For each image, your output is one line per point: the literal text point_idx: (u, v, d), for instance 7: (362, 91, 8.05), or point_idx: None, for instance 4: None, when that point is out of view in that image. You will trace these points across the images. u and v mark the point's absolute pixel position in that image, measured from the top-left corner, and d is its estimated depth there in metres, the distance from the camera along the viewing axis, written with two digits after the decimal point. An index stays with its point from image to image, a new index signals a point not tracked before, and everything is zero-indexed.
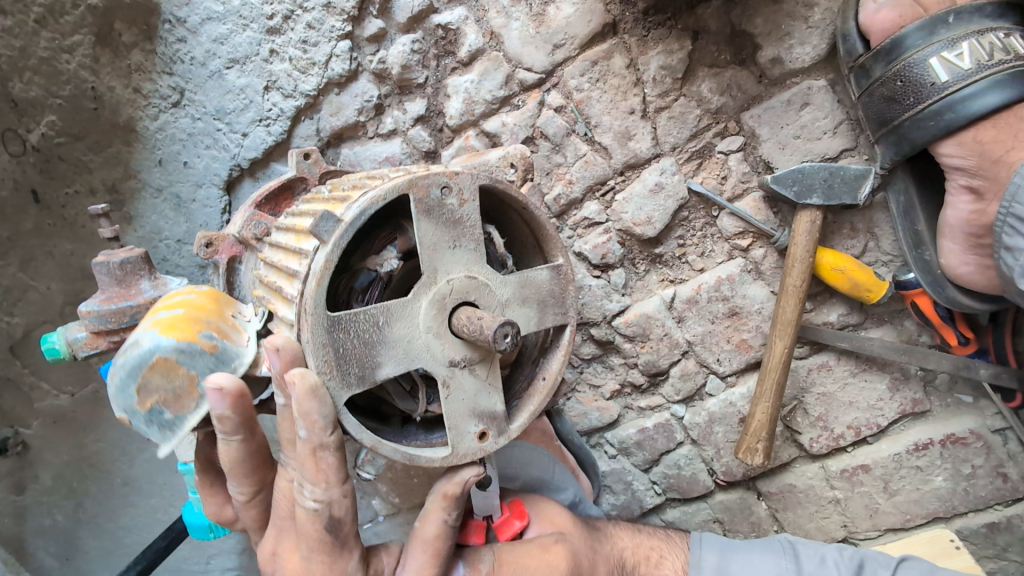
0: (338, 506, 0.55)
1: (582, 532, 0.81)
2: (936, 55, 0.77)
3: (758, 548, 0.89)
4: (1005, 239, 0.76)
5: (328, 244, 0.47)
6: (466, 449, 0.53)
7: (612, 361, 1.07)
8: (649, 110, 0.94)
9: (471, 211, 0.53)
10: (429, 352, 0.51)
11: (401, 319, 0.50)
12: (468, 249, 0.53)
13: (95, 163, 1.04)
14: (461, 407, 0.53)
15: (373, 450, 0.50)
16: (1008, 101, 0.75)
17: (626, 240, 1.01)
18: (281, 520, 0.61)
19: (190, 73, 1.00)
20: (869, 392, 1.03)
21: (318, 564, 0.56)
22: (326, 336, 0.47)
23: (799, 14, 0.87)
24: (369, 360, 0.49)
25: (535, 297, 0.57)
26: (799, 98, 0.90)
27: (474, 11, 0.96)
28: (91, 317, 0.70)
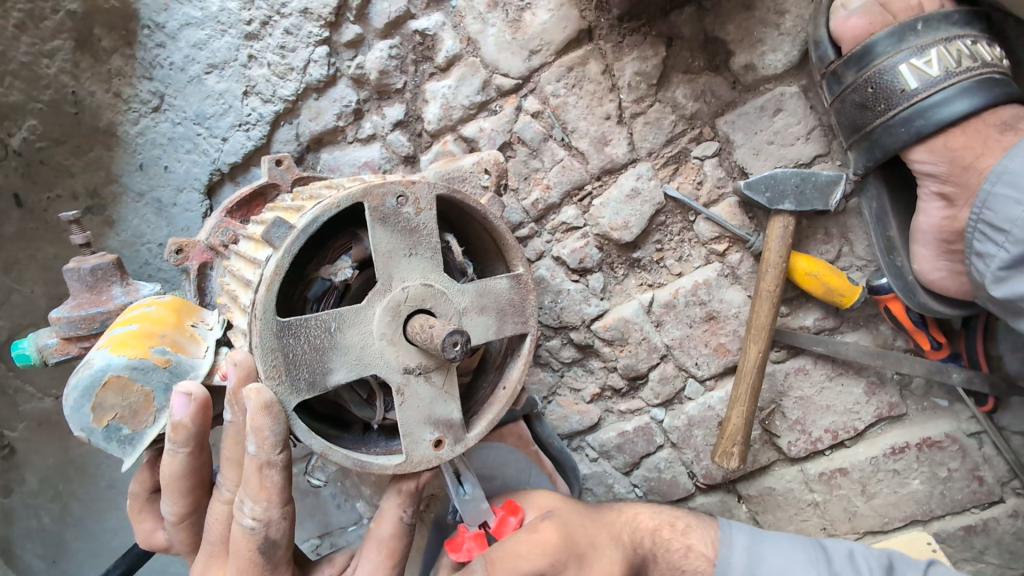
0: (275, 527, 0.55)
1: (576, 507, 0.80)
2: (906, 62, 0.78)
3: (787, 536, 0.89)
4: (977, 245, 0.76)
5: (281, 250, 0.48)
6: (421, 456, 0.54)
7: (592, 364, 1.08)
8: (625, 115, 0.95)
9: (428, 220, 0.53)
10: (383, 359, 0.51)
11: (354, 325, 0.50)
12: (425, 257, 0.53)
13: (77, 167, 1.05)
14: (416, 414, 0.53)
15: (324, 455, 0.50)
16: (976, 108, 0.76)
17: (604, 245, 1.01)
18: (211, 545, 0.59)
19: (169, 78, 1.00)
20: (845, 396, 1.04)
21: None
22: (275, 340, 0.47)
23: (771, 21, 0.87)
24: (320, 366, 0.49)
25: (494, 305, 0.57)
26: (772, 104, 0.91)
27: (451, 17, 0.97)
28: (61, 324, 0.70)
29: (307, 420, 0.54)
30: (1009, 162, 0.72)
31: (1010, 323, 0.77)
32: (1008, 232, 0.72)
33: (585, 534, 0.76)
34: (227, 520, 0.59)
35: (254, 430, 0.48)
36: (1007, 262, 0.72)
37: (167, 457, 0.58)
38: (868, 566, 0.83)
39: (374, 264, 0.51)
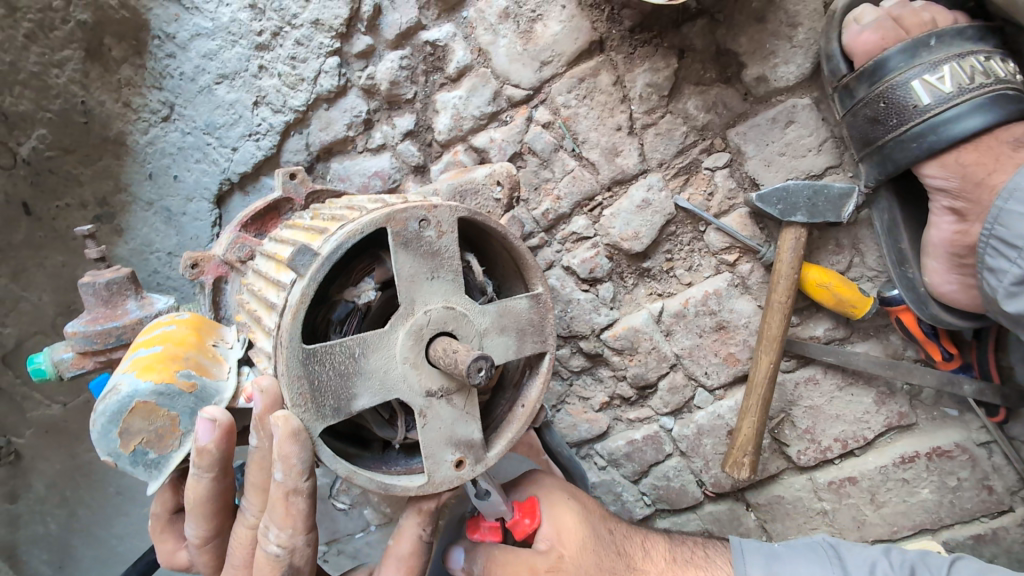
0: (300, 553, 0.56)
1: (589, 558, 0.73)
2: (918, 78, 0.78)
3: (807, 560, 0.81)
4: (989, 260, 0.76)
5: (305, 277, 0.47)
6: (443, 477, 0.54)
7: (601, 373, 1.09)
8: (636, 126, 0.95)
9: (449, 243, 0.53)
10: (406, 382, 0.51)
11: (377, 350, 0.50)
12: (447, 279, 0.53)
13: (86, 176, 1.05)
14: (438, 435, 0.53)
15: (348, 479, 0.50)
16: (988, 124, 0.76)
17: (614, 254, 1.02)
18: (235, 569, 0.59)
19: (179, 88, 1.01)
20: (855, 406, 1.04)
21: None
22: (301, 368, 0.47)
23: (784, 33, 0.87)
24: (344, 392, 0.49)
25: (514, 325, 0.57)
26: (784, 116, 0.90)
27: (462, 28, 0.97)
28: (77, 338, 0.70)
29: (329, 441, 0.54)
30: (1020, 179, 0.72)
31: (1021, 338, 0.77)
32: (1021, 248, 0.72)
33: None
34: (252, 545, 0.59)
35: (281, 457, 0.48)
36: (1020, 277, 0.72)
37: (192, 481, 0.58)
38: None
39: (398, 287, 0.51)
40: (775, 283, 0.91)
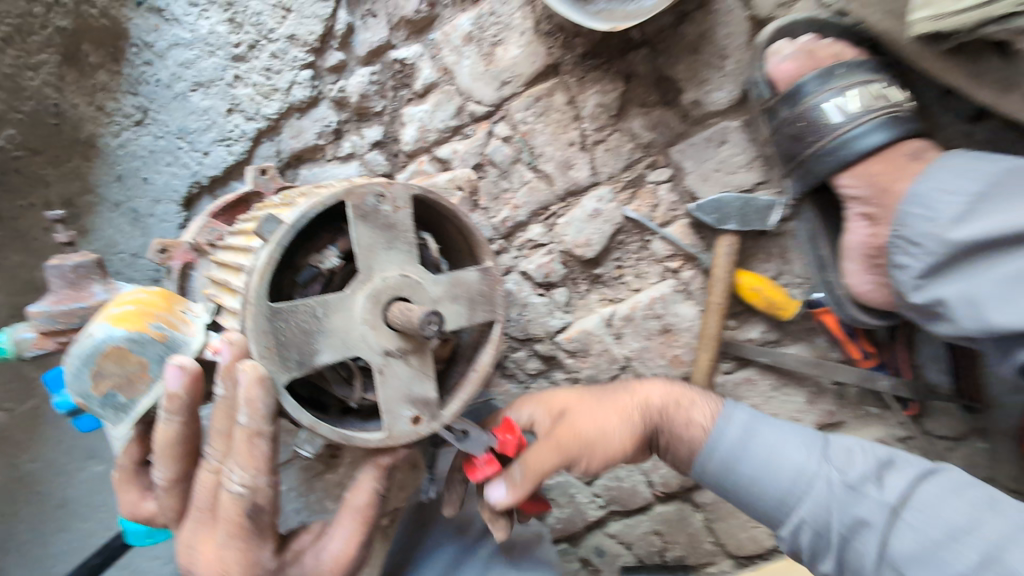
0: (261, 493, 0.61)
1: (590, 400, 0.86)
2: (828, 101, 0.86)
3: (792, 429, 0.83)
4: (896, 257, 0.81)
5: (271, 243, 0.51)
6: (400, 432, 0.57)
7: (556, 376, 1.16)
8: (588, 142, 1.04)
9: (405, 218, 0.57)
10: (365, 341, 0.56)
11: (338, 311, 0.55)
12: (402, 250, 0.57)
13: (53, 177, 1.06)
14: (395, 393, 0.56)
15: (312, 429, 0.54)
16: (890, 139, 0.84)
17: (568, 261, 1.10)
18: (199, 511, 0.63)
19: (155, 94, 1.06)
20: (789, 405, 1.12)
21: (233, 550, 0.62)
22: (267, 324, 0.51)
23: (715, 63, 0.96)
24: (307, 347, 0.53)
25: (465, 296, 0.60)
26: (717, 136, 1.00)
27: (429, 48, 1.04)
28: (40, 318, 0.72)
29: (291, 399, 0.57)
30: (920, 186, 0.78)
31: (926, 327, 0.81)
32: (920, 245, 0.77)
33: (597, 424, 0.83)
34: (215, 489, 0.63)
35: (246, 402, 0.50)
36: (922, 271, 0.76)
37: (161, 426, 0.61)
38: (864, 460, 0.77)
39: (358, 251, 0.55)
40: (713, 288, 1.00)
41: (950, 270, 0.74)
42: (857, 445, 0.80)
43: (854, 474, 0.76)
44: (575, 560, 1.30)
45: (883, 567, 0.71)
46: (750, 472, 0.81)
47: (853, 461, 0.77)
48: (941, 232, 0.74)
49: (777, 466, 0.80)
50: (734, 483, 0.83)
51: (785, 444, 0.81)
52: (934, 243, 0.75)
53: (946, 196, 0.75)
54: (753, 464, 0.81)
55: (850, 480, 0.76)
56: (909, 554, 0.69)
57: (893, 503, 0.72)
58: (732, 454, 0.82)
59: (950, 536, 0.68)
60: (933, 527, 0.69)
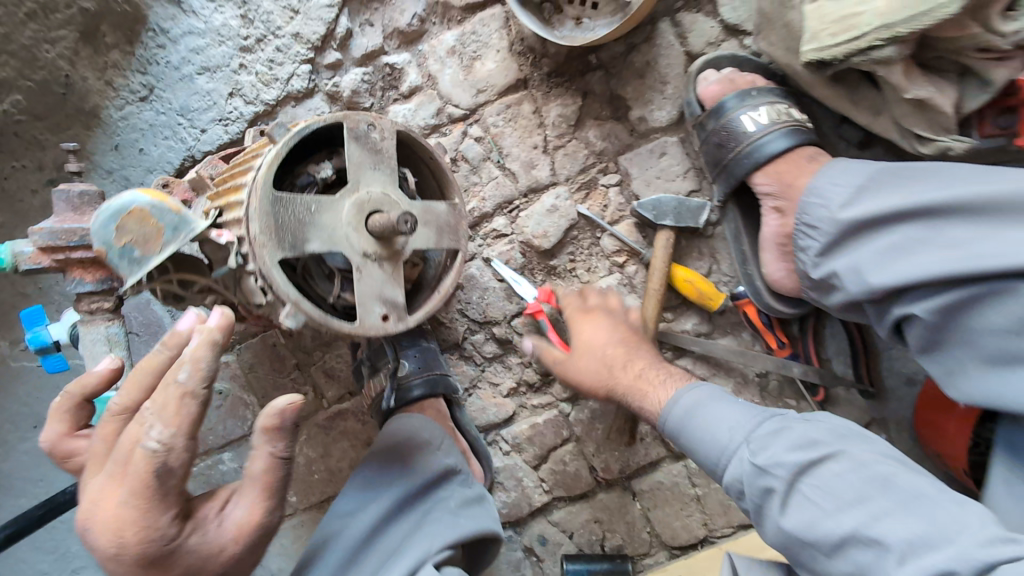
0: (174, 453, 0.65)
1: (609, 348, 1.04)
2: (745, 113, 1.01)
3: (739, 413, 0.90)
4: (800, 241, 0.93)
5: (279, 143, 0.61)
6: (370, 325, 0.65)
7: (510, 361, 1.29)
8: (549, 146, 1.19)
9: (390, 146, 0.67)
10: (348, 241, 0.63)
11: (328, 211, 0.63)
12: (385, 172, 0.67)
13: (49, 140, 1.20)
14: (369, 291, 0.65)
15: (296, 305, 0.60)
16: (792, 145, 0.98)
17: (527, 252, 1.22)
18: (115, 465, 0.66)
19: (162, 74, 1.18)
20: None
21: (131, 510, 0.63)
22: (269, 207, 0.59)
23: (658, 88, 1.15)
24: (301, 235, 0.60)
25: (434, 223, 0.71)
26: (659, 149, 1.17)
27: (417, 57, 1.20)
28: (41, 234, 0.78)
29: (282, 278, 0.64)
30: (818, 181, 0.91)
31: (822, 299, 0.94)
32: (818, 227, 0.89)
33: (604, 357, 1.04)
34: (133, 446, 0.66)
35: (192, 360, 0.67)
36: (820, 249, 0.89)
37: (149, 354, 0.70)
38: (788, 441, 0.81)
39: (347, 164, 0.65)
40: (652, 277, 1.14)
41: (844, 247, 0.87)
42: (794, 427, 0.83)
43: (768, 453, 0.82)
44: (517, 549, 1.33)
45: (780, 533, 0.80)
46: (688, 439, 0.92)
47: (769, 442, 0.83)
48: (832, 214, 0.87)
49: (710, 438, 0.89)
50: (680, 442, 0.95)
51: (721, 420, 0.90)
52: (829, 223, 0.87)
53: (836, 189, 0.88)
54: (694, 435, 0.91)
55: (761, 459, 0.82)
56: (796, 522, 0.78)
57: (796, 475, 0.79)
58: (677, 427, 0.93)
59: (838, 507, 0.75)
60: (826, 500, 0.76)
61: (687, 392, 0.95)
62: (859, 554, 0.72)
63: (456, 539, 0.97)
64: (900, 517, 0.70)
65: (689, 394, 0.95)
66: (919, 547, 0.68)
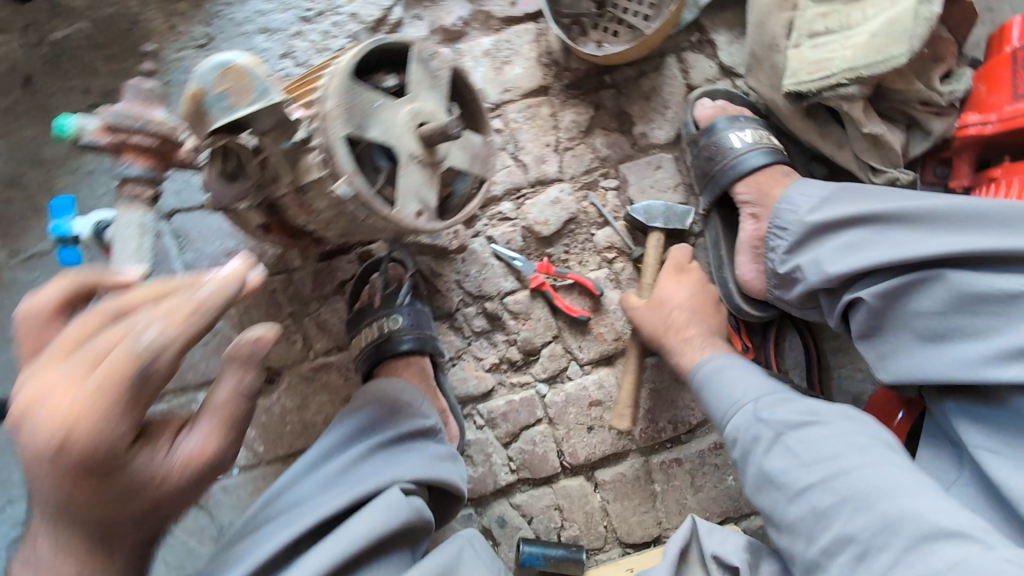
0: (161, 359, 0.61)
1: (684, 318, 1.15)
2: (732, 130, 1.17)
3: (764, 383, 1.01)
4: (770, 242, 1.07)
5: (361, 45, 0.72)
6: (406, 216, 0.75)
7: (496, 338, 1.35)
8: (560, 147, 1.34)
9: (445, 76, 0.80)
10: (401, 139, 0.74)
11: (388, 109, 0.73)
12: (438, 95, 0.79)
13: (102, 69, 1.32)
14: (410, 187, 0.75)
15: (348, 179, 0.69)
16: (771, 162, 1.15)
17: (528, 237, 1.34)
18: (89, 356, 0.60)
19: (224, 28, 1.31)
20: (685, 394, 1.35)
21: (98, 406, 0.58)
22: (345, 90, 0.69)
23: (660, 110, 1.32)
24: (364, 121, 0.70)
25: (469, 150, 0.83)
26: (655, 163, 1.33)
27: (454, 53, 1.35)
28: (110, 113, 0.87)
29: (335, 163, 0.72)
30: (791, 191, 1.06)
31: (782, 293, 1.08)
32: (786, 229, 1.04)
33: (673, 325, 1.15)
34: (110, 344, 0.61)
35: (221, 280, 0.66)
36: (787, 247, 1.03)
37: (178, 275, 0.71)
38: (793, 410, 0.94)
39: (408, 78, 0.76)
40: (644, 272, 1.25)
41: (808, 246, 1.01)
42: (799, 400, 0.96)
43: (777, 414, 0.94)
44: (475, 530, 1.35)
45: (761, 474, 0.92)
46: (709, 393, 1.04)
47: (777, 407, 0.95)
48: (800, 217, 1.02)
49: (728, 395, 1.01)
50: (700, 397, 1.08)
51: (744, 381, 1.01)
52: (795, 225, 1.02)
53: (802, 198, 1.04)
54: (715, 392, 1.03)
55: (768, 417, 0.94)
56: (778, 465, 0.90)
57: (786, 429, 0.92)
58: (701, 382, 1.05)
59: (814, 460, 0.87)
60: (805, 453, 0.89)
61: (717, 357, 1.08)
62: (817, 496, 0.85)
63: (409, 479, 1.01)
64: (865, 469, 0.83)
65: (717, 358, 1.07)
66: (877, 496, 0.80)
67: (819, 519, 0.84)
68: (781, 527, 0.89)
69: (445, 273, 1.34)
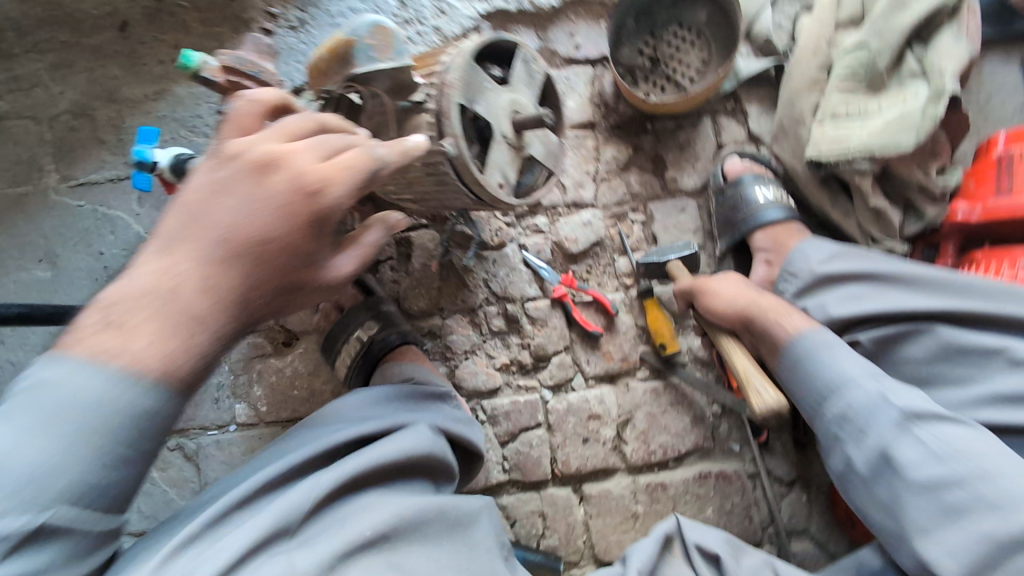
0: (386, 170, 0.73)
1: (762, 298, 1.12)
2: (756, 184, 1.33)
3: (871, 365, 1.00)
4: (780, 285, 1.19)
5: (483, 36, 0.84)
6: (491, 185, 0.85)
7: (511, 339, 1.42)
8: (598, 177, 1.47)
9: (540, 79, 0.92)
10: (499, 119, 0.85)
11: (494, 92, 0.85)
12: (533, 92, 0.91)
13: (195, 31, 1.43)
14: (498, 161, 0.86)
15: (454, 141, 0.79)
16: (788, 217, 1.30)
17: (556, 251, 1.45)
18: (333, 146, 0.72)
19: (317, 16, 1.44)
20: (678, 421, 1.43)
21: (340, 180, 0.69)
22: (465, 67, 0.80)
23: (691, 162, 1.48)
24: (475, 97, 0.82)
25: (547, 144, 0.94)
26: (680, 206, 1.47)
27: None
28: (231, 56, 0.96)
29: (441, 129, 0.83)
30: (803, 244, 1.18)
31: None
32: (795, 275, 1.16)
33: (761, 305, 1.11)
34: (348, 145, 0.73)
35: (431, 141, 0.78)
36: (795, 291, 1.15)
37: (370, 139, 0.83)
38: (913, 398, 0.93)
39: (510, 73, 0.88)
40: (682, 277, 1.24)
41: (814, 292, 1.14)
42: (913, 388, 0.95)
43: (901, 402, 0.92)
44: None
45: (884, 464, 0.92)
46: (810, 366, 1.02)
47: (899, 394, 0.94)
48: (812, 266, 1.13)
49: (839, 374, 0.99)
50: (797, 371, 1.04)
51: (854, 361, 0.99)
52: (805, 272, 1.14)
53: (814, 248, 1.15)
54: (828, 370, 1.00)
55: (892, 403, 0.93)
56: (909, 459, 0.89)
57: (913, 419, 0.91)
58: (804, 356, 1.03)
59: (947, 457, 0.87)
60: (936, 446, 0.88)
61: (820, 332, 1.05)
62: (954, 496, 0.85)
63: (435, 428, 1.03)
64: (961, 431, 0.89)
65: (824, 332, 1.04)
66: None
67: (945, 516, 0.85)
68: (911, 523, 0.88)
69: (475, 271, 1.42)
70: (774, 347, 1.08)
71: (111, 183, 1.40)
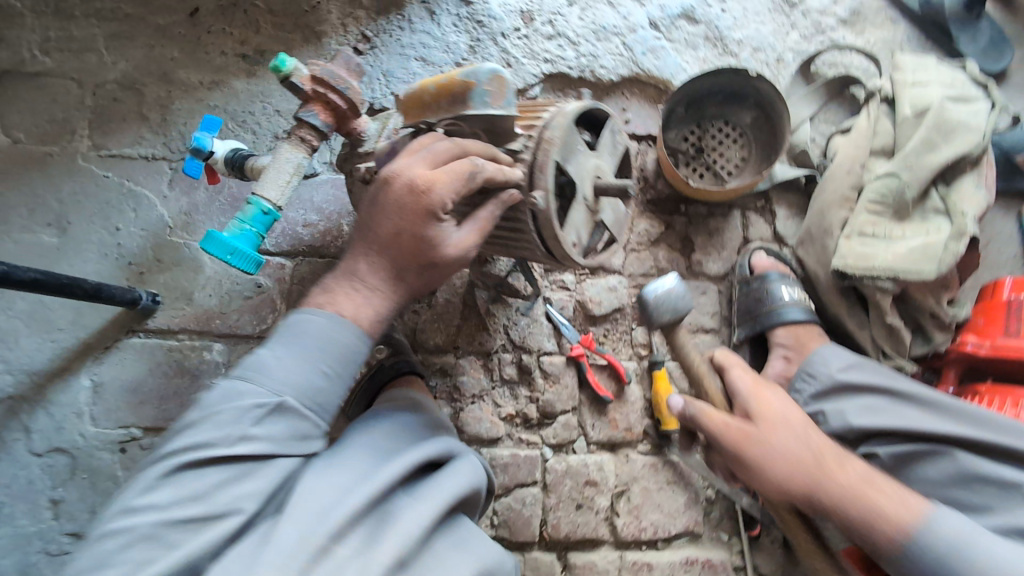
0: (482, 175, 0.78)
1: (836, 472, 0.93)
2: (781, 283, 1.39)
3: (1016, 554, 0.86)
4: (798, 384, 1.24)
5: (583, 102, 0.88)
6: (568, 242, 0.87)
7: (520, 391, 1.40)
8: (629, 246, 1.51)
9: (621, 149, 0.97)
10: (585, 181, 0.88)
11: (585, 155, 0.88)
12: (614, 161, 0.95)
13: (265, 32, 1.43)
14: (576, 221, 0.88)
15: (546, 195, 0.81)
16: (806, 318, 1.36)
17: (578, 310, 1.46)
18: (438, 156, 0.80)
19: (388, 43, 1.47)
20: (672, 501, 1.42)
21: (444, 187, 0.77)
22: (566, 129, 0.84)
23: (718, 248, 1.54)
24: (569, 157, 0.85)
25: (617, 212, 0.98)
26: (702, 288, 1.52)
27: None
28: (324, 68, 0.98)
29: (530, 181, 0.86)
30: (823, 348, 1.24)
31: None
32: (813, 377, 1.21)
33: (844, 482, 0.93)
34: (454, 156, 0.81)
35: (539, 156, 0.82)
36: (813, 393, 1.20)
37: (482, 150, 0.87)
38: None
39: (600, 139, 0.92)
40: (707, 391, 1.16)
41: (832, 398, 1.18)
42: None
43: None
44: None
45: None
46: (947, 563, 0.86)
47: None
48: (830, 372, 1.19)
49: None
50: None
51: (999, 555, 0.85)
52: (824, 376, 1.19)
53: (836, 355, 1.21)
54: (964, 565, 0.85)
55: None
56: None
57: None
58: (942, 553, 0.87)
59: None
60: None
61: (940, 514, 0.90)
62: None
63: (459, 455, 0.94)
64: None
65: (947, 517, 0.90)
66: None
67: None
68: None
69: (497, 315, 1.42)
70: (882, 542, 0.91)
71: (144, 160, 1.36)
